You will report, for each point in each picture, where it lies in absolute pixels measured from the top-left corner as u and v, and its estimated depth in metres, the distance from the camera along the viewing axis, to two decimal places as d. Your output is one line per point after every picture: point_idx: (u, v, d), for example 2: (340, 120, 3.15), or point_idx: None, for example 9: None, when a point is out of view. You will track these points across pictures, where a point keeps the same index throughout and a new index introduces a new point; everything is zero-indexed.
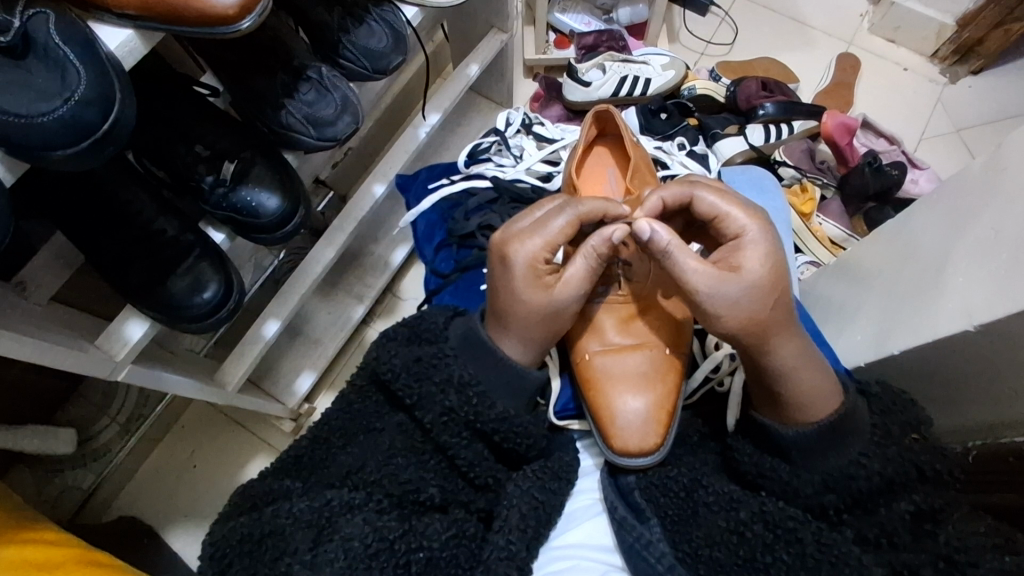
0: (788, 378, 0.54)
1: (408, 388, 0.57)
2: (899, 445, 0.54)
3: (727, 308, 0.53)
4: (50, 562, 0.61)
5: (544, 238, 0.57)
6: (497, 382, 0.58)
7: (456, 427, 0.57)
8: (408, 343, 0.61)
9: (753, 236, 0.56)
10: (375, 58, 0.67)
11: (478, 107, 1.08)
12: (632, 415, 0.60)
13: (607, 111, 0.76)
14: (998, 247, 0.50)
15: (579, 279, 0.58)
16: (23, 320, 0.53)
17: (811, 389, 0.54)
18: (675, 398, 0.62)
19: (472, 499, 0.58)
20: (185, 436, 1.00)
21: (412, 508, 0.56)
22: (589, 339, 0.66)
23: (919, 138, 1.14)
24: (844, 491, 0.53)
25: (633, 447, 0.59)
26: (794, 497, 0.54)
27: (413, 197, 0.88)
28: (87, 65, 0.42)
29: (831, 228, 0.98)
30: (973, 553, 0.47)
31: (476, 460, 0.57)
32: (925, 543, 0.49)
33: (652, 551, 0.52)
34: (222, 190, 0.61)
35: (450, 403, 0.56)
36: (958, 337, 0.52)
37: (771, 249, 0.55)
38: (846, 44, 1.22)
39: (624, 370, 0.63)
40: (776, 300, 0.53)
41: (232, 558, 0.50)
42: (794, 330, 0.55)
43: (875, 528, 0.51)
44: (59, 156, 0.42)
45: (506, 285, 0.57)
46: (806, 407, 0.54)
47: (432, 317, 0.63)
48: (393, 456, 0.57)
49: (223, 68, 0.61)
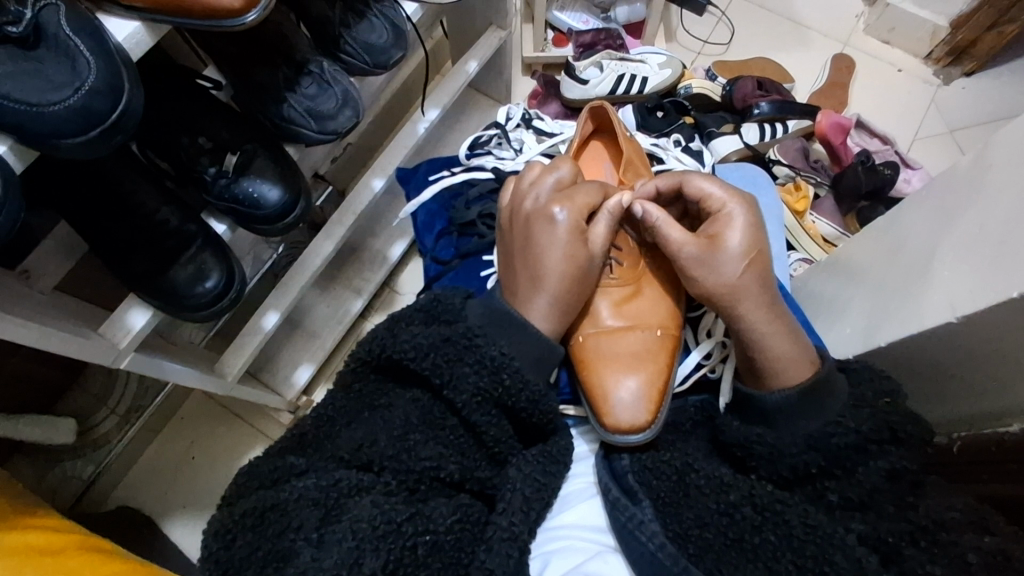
0: (762, 345, 0.59)
1: (437, 369, 0.58)
2: (873, 407, 0.55)
3: (705, 274, 0.61)
4: (54, 547, 0.62)
5: (575, 203, 0.64)
6: (528, 357, 0.60)
7: (487, 406, 0.58)
8: (426, 323, 0.62)
9: (734, 212, 0.62)
10: (375, 53, 0.68)
11: (477, 104, 1.09)
12: (626, 395, 0.62)
13: (602, 107, 0.77)
14: (982, 242, 0.51)
15: (600, 244, 0.65)
16: (29, 306, 0.54)
17: (781, 356, 0.58)
18: (666, 378, 0.65)
19: (486, 475, 0.59)
20: (186, 427, 1.01)
21: (433, 484, 0.57)
22: (584, 322, 0.68)
23: (913, 138, 1.15)
24: (823, 450, 0.54)
25: (624, 424, 0.61)
26: (778, 459, 0.55)
27: (413, 188, 0.90)
28: (96, 55, 0.43)
29: (824, 226, 1.00)
30: (953, 531, 0.47)
31: (502, 436, 0.59)
32: (906, 513, 0.49)
33: (644, 531, 0.53)
34: (224, 181, 0.62)
35: (482, 384, 0.57)
36: (943, 328, 0.54)
37: (753, 226, 0.62)
38: (841, 45, 1.23)
39: (618, 352, 0.66)
40: (752, 272, 0.60)
41: (236, 534, 0.51)
42: (768, 300, 0.60)
43: (855, 488, 0.52)
44: (69, 145, 0.43)
45: (542, 243, 0.63)
46: (778, 374, 0.59)
47: (448, 298, 0.64)
48: (409, 433, 0.57)
49: (227, 62, 0.62)
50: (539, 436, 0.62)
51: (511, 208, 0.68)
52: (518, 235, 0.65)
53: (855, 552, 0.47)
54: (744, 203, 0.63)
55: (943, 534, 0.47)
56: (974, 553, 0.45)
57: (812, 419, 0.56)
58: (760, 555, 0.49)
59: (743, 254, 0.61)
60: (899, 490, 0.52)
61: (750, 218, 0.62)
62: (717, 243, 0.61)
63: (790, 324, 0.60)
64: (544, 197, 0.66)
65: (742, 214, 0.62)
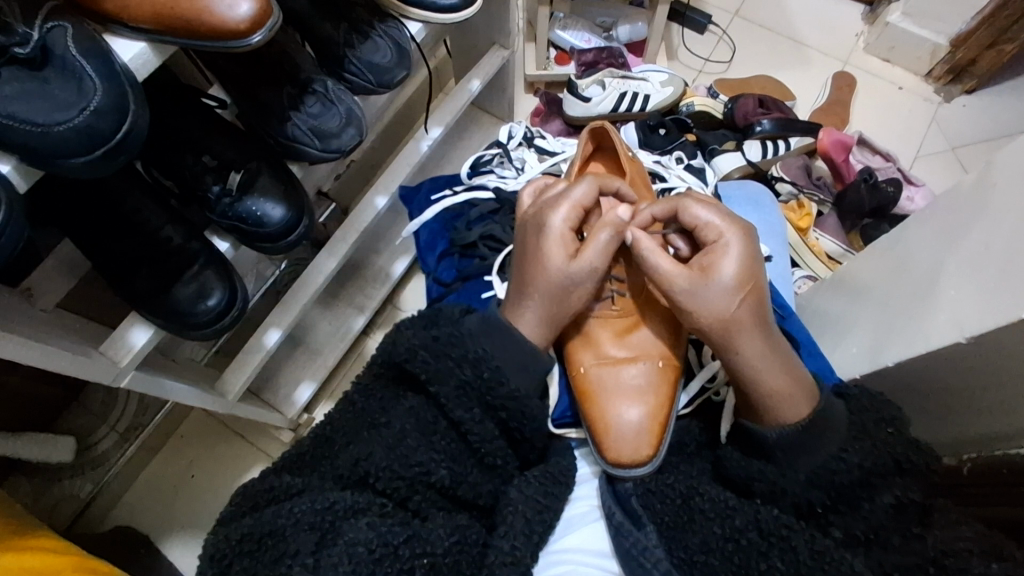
0: (756, 383, 0.57)
1: (426, 365, 0.58)
2: (875, 439, 0.54)
3: (698, 305, 0.58)
4: (50, 569, 0.61)
5: (570, 202, 0.63)
6: (509, 361, 0.60)
7: (469, 402, 0.58)
8: (423, 328, 0.61)
9: (731, 243, 0.58)
10: (379, 72, 0.68)
11: (479, 121, 1.10)
12: (627, 427, 0.62)
13: (601, 127, 0.77)
14: (987, 261, 0.51)
15: (593, 251, 0.62)
16: (33, 325, 0.54)
17: (780, 394, 0.56)
18: (669, 407, 0.65)
19: (480, 480, 0.59)
20: (186, 445, 1.00)
21: (428, 493, 0.57)
22: (584, 352, 0.68)
23: (915, 155, 1.16)
24: (827, 486, 0.54)
25: (625, 459, 0.61)
26: (781, 497, 0.55)
27: (416, 208, 0.90)
28: (103, 77, 0.43)
29: (828, 243, 0.98)
30: (963, 557, 0.46)
31: (486, 436, 0.58)
32: (913, 545, 0.49)
33: (648, 557, 0.53)
34: (228, 201, 0.62)
35: (464, 377, 0.58)
36: (950, 348, 0.53)
37: (749, 256, 0.58)
38: (842, 64, 1.24)
39: (620, 381, 0.66)
40: (744, 303, 0.57)
41: (232, 558, 0.51)
42: (762, 331, 0.57)
43: (861, 524, 0.52)
44: (74, 164, 0.43)
45: (537, 249, 0.63)
46: (775, 410, 0.56)
47: (448, 310, 0.63)
48: (404, 437, 0.57)
49: (232, 81, 0.62)
50: (531, 447, 0.62)
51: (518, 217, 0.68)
52: (523, 237, 0.66)
53: None
54: (743, 229, 0.59)
55: (953, 563, 0.47)
56: None
57: (815, 454, 0.54)
58: None
59: (738, 284, 0.57)
60: (904, 522, 0.51)
61: (746, 248, 0.58)
62: (707, 273, 0.58)
63: (786, 358, 0.58)
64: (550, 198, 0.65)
65: (736, 244, 0.58)
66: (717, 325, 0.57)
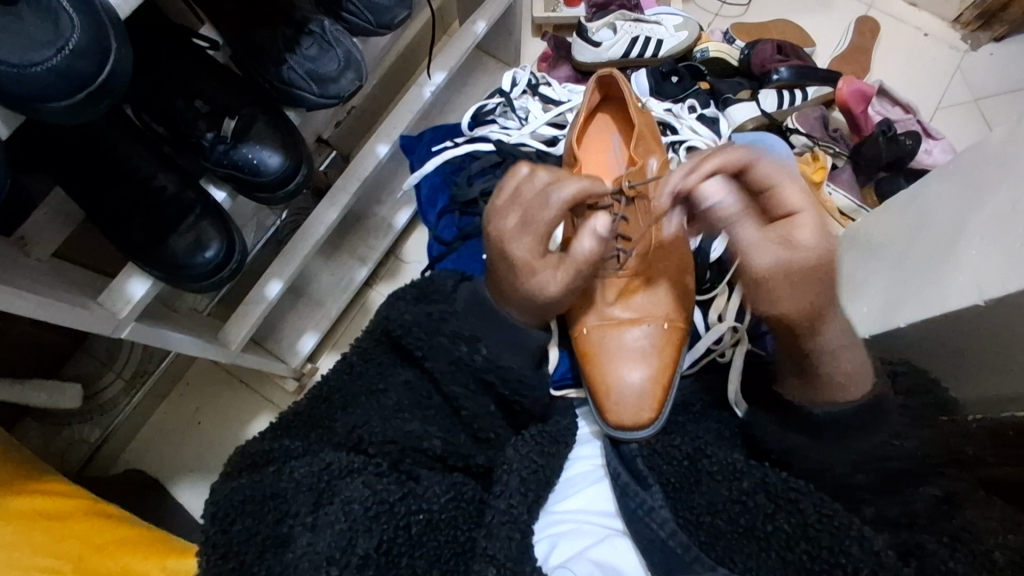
0: (824, 359, 0.56)
1: (419, 341, 0.63)
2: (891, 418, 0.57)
3: (782, 285, 0.52)
4: (62, 513, 0.62)
5: (535, 235, 0.58)
6: (497, 336, 0.63)
7: (460, 376, 0.62)
8: (417, 302, 0.65)
9: (808, 215, 0.53)
10: (379, 12, 0.64)
11: (485, 66, 1.05)
12: (628, 390, 0.63)
13: (610, 75, 0.73)
14: (1014, 221, 0.49)
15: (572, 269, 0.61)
16: (28, 276, 0.52)
17: (851, 371, 0.56)
18: (673, 371, 0.65)
19: (472, 455, 0.61)
20: (193, 393, 1.00)
21: (416, 458, 0.59)
22: (588, 313, 0.68)
23: (936, 107, 1.11)
24: (879, 470, 0.55)
25: (627, 422, 0.62)
26: (827, 473, 0.56)
27: (417, 159, 0.87)
28: (80, 14, 0.40)
29: (841, 199, 0.95)
30: (977, 530, 0.49)
31: (478, 410, 0.62)
32: (940, 523, 0.50)
33: (654, 517, 0.54)
34: (223, 148, 0.60)
35: (458, 354, 0.62)
36: (966, 310, 0.52)
37: (824, 228, 0.53)
38: (866, 7, 1.18)
39: (620, 344, 0.65)
40: (824, 289, 0.53)
41: (234, 516, 0.53)
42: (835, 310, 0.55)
43: (896, 507, 0.52)
44: (54, 109, 0.41)
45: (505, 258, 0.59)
46: (840, 388, 0.56)
47: (442, 281, 0.67)
48: (400, 412, 0.61)
49: (223, 19, 0.59)
50: (531, 418, 0.65)
51: (489, 213, 0.61)
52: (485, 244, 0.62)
53: (873, 546, 0.48)
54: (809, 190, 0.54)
55: (969, 535, 0.48)
56: (1001, 551, 0.47)
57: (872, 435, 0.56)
58: (772, 543, 0.51)
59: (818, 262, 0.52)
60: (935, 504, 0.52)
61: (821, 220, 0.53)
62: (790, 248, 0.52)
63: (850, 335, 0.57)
64: (510, 219, 0.59)
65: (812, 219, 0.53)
66: (804, 314, 0.53)
